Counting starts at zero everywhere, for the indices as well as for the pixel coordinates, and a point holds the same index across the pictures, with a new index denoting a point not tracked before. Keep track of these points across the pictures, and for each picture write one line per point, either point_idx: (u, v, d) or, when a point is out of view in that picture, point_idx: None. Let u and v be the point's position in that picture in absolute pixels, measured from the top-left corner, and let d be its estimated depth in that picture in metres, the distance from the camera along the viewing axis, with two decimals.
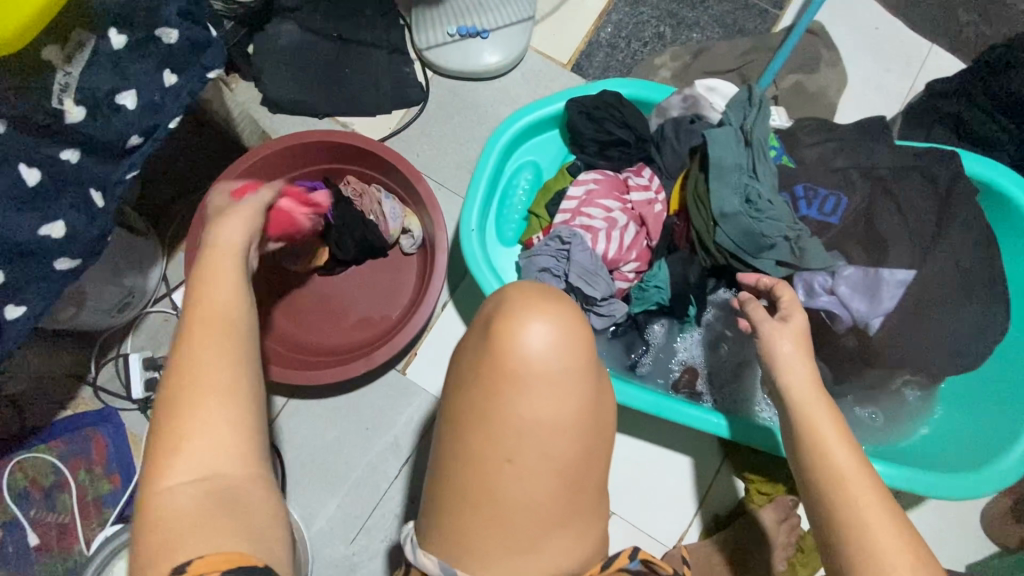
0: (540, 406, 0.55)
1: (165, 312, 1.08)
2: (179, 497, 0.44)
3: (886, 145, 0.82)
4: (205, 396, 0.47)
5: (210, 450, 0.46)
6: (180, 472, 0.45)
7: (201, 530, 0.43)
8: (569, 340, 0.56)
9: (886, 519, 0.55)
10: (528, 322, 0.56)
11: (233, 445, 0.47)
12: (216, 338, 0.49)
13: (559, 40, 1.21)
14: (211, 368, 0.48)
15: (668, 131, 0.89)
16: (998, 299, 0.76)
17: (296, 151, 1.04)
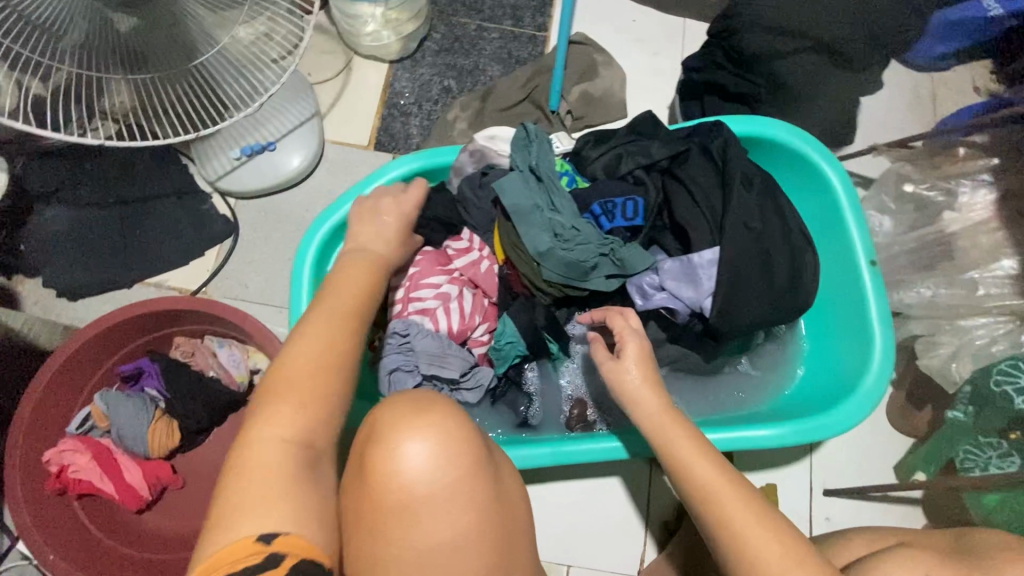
0: (433, 528, 0.54)
1: (17, 566, 0.94)
2: (270, 452, 0.53)
3: (658, 137, 0.86)
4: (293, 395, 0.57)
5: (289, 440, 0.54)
6: (268, 447, 0.54)
7: (267, 507, 0.50)
8: (445, 452, 0.55)
9: (751, 516, 0.59)
10: (401, 446, 0.54)
11: (303, 446, 0.55)
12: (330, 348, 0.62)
13: (353, 125, 1.20)
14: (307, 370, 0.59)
15: (466, 191, 0.89)
16: (799, 241, 0.79)
17: (103, 341, 0.93)
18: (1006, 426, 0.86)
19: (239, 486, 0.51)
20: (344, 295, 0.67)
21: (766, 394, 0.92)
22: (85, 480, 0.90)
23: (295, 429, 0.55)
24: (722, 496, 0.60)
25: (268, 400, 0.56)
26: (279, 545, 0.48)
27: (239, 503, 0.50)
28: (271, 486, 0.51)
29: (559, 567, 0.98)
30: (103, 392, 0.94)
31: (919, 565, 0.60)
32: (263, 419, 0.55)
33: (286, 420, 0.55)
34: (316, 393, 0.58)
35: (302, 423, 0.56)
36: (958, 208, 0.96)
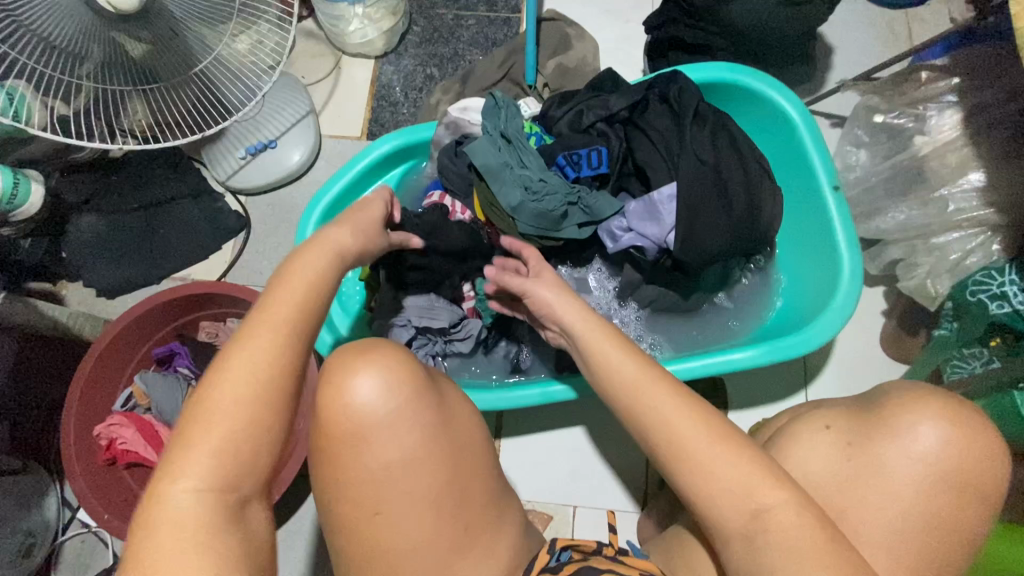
0: (384, 451, 0.60)
1: (79, 533, 1.05)
2: (182, 504, 0.47)
3: (617, 91, 0.91)
4: (217, 411, 0.50)
5: (212, 459, 0.49)
6: (188, 478, 0.48)
7: (193, 543, 0.46)
8: (390, 383, 0.61)
9: (679, 403, 0.61)
10: (349, 381, 0.61)
11: (231, 470, 0.49)
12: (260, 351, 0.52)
13: (346, 119, 1.29)
14: (240, 379, 0.51)
15: (444, 160, 0.96)
16: (756, 173, 0.84)
17: (138, 327, 1.04)
18: (985, 333, 0.88)
19: (160, 533, 0.46)
20: (287, 300, 0.56)
21: (748, 325, 0.96)
22: (132, 450, 1.01)
23: (213, 478, 0.48)
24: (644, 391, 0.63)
25: (178, 443, 0.49)
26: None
27: (151, 561, 0.45)
28: (191, 543, 0.46)
29: (566, 507, 1.05)
30: (142, 373, 1.06)
31: (823, 421, 0.70)
32: (170, 471, 0.48)
33: (209, 461, 0.48)
34: (239, 427, 0.49)
35: (219, 470, 0.49)
36: (928, 131, 0.97)
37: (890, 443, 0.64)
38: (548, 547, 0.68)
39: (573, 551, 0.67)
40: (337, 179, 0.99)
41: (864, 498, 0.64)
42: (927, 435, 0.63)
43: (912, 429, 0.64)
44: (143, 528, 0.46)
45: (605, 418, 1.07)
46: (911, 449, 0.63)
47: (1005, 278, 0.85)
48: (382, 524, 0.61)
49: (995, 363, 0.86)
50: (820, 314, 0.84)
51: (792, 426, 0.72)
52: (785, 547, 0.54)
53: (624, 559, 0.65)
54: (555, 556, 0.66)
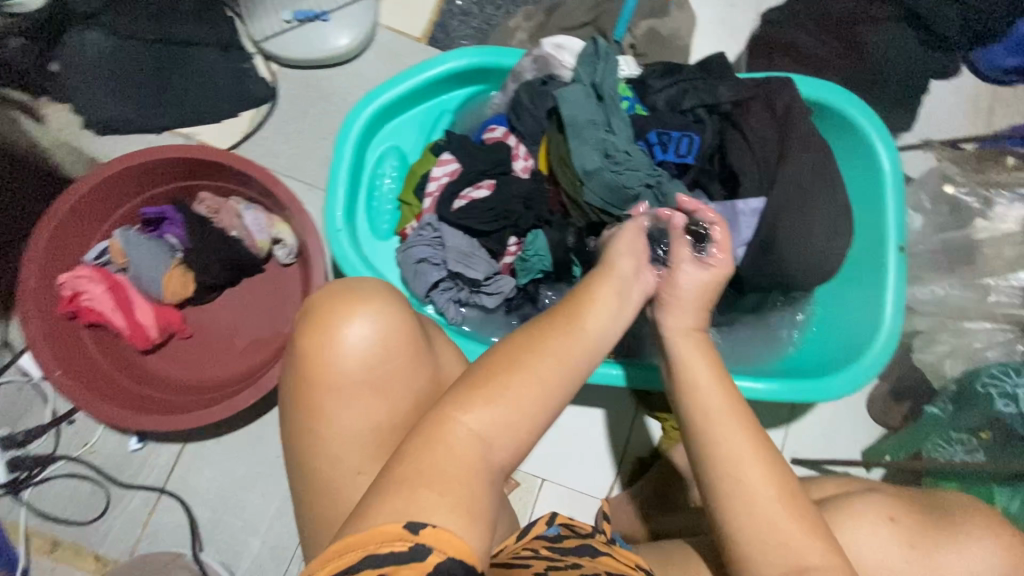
0: (364, 405, 0.60)
1: (17, 381, 0.96)
2: (461, 442, 0.51)
3: (726, 79, 0.84)
4: (523, 372, 0.55)
5: (502, 408, 0.53)
6: (476, 416, 0.52)
7: (456, 482, 0.49)
8: (382, 333, 0.60)
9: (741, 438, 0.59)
10: (342, 326, 0.59)
11: (510, 423, 0.53)
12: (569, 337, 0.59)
13: (409, 15, 1.15)
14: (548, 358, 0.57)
15: (522, 96, 0.87)
16: (840, 211, 0.80)
17: (132, 176, 0.92)
18: (980, 425, 0.92)
19: (428, 462, 0.50)
20: (594, 321, 0.61)
21: (763, 355, 0.94)
22: (96, 310, 0.91)
23: (497, 428, 0.53)
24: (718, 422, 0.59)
25: (467, 390, 0.54)
26: (428, 537, 0.44)
27: (429, 470, 0.49)
28: (451, 480, 0.49)
29: (534, 479, 1.05)
30: (123, 229, 0.94)
31: (887, 512, 0.66)
32: (467, 404, 0.53)
33: (482, 424, 0.52)
34: (532, 396, 0.55)
35: (493, 425, 0.53)
36: (990, 217, 0.97)
37: (949, 559, 0.63)
38: (546, 515, 0.66)
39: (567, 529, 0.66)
40: (398, 82, 0.87)
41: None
42: (978, 555, 0.63)
43: (960, 550, 0.63)
44: (428, 441, 0.51)
45: (596, 403, 1.07)
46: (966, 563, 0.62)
47: (1018, 379, 0.89)
48: (298, 480, 0.62)
49: (978, 453, 0.92)
50: (850, 365, 0.83)
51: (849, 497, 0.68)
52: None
53: (622, 552, 0.63)
54: (552, 527, 0.65)
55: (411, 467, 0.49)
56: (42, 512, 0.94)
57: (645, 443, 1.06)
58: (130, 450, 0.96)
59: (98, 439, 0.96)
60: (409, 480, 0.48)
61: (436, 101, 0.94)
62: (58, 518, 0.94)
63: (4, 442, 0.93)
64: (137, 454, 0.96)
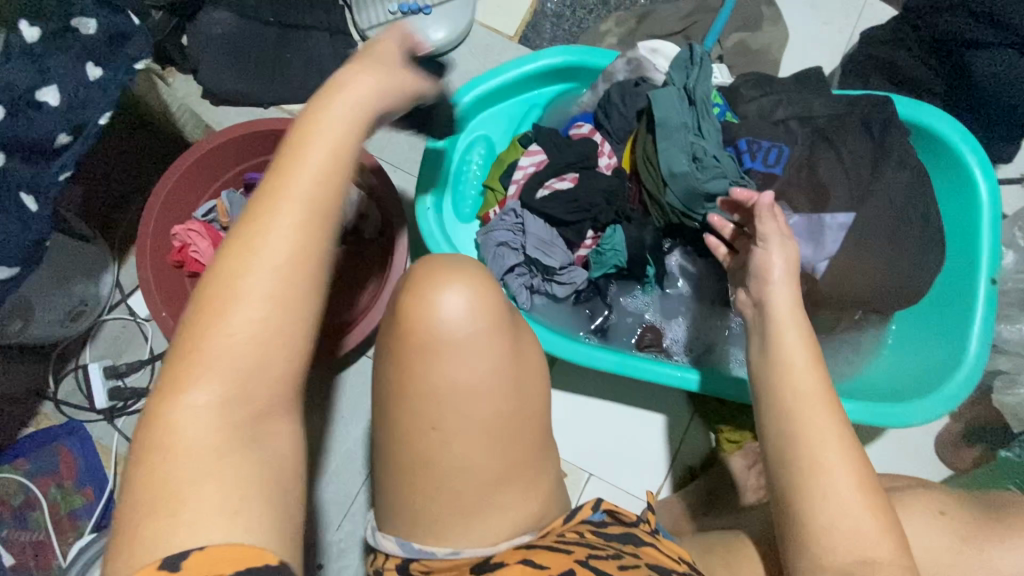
0: (453, 373, 0.53)
1: (123, 318, 1.06)
2: (189, 423, 0.39)
3: (824, 94, 0.84)
4: (224, 323, 0.40)
5: (218, 377, 0.40)
6: (197, 391, 0.40)
7: (200, 480, 0.38)
8: (477, 309, 0.54)
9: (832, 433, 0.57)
10: (435, 291, 0.54)
11: (235, 393, 0.41)
12: (276, 278, 0.41)
13: (504, 13, 1.20)
14: (253, 299, 0.41)
15: (613, 96, 0.89)
16: (933, 235, 0.78)
17: (242, 143, 1.01)
18: None
19: (165, 473, 0.38)
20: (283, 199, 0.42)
21: (833, 374, 0.92)
22: (199, 262, 1.00)
23: (228, 406, 0.40)
24: (812, 411, 0.58)
25: (183, 358, 0.41)
26: (194, 567, 0.35)
27: (174, 470, 0.38)
28: (207, 451, 0.39)
29: (581, 473, 1.06)
30: (230, 191, 1.03)
31: (938, 506, 0.66)
32: (187, 373, 0.40)
33: (236, 376, 0.41)
34: (241, 361, 0.40)
35: (231, 388, 0.40)
36: None
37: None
38: (590, 501, 0.64)
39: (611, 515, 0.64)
40: (495, 75, 0.92)
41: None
42: None
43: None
44: (153, 428, 0.39)
45: (650, 406, 1.07)
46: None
47: None
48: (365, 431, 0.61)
49: None
50: (931, 391, 0.81)
51: (899, 492, 0.68)
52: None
53: (664, 545, 0.61)
54: (597, 513, 0.63)
55: (156, 482, 0.38)
56: (131, 440, 1.03)
57: (696, 451, 1.06)
58: None
59: None
60: (149, 478, 0.38)
61: (526, 96, 0.98)
62: None
63: (107, 372, 1.03)
64: None
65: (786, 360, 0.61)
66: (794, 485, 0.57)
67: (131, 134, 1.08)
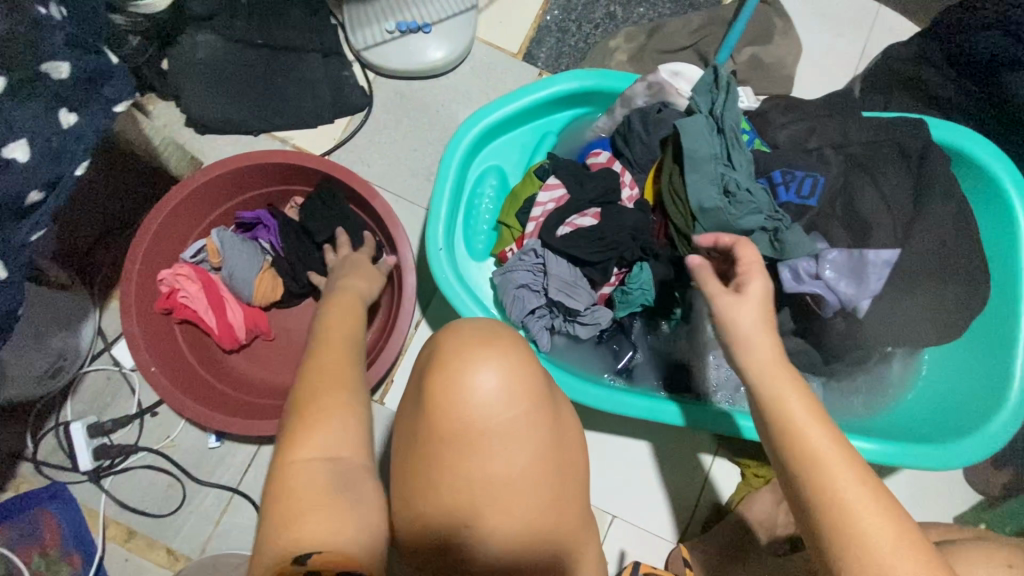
0: (493, 461, 0.50)
1: (106, 369, 0.97)
2: (315, 474, 0.48)
3: (856, 119, 0.80)
4: (328, 404, 0.52)
5: (329, 437, 0.50)
6: (307, 449, 0.49)
7: (320, 513, 0.45)
8: (513, 388, 0.50)
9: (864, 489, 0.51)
10: (467, 372, 0.50)
11: (349, 440, 0.51)
12: (347, 376, 0.55)
13: (506, 28, 1.14)
14: (333, 387, 0.53)
15: (635, 123, 0.84)
16: (978, 269, 0.74)
17: (233, 178, 0.93)
18: None
19: (289, 505, 0.46)
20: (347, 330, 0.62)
21: (866, 410, 0.89)
22: (190, 308, 0.93)
23: (337, 452, 0.50)
24: (832, 466, 0.52)
25: (295, 427, 0.50)
26: (318, 563, 0.43)
27: (300, 518, 0.45)
28: (320, 485, 0.47)
29: (604, 516, 1.00)
30: (220, 228, 0.95)
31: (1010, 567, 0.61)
32: (295, 441, 0.49)
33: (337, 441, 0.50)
34: (336, 432, 0.50)
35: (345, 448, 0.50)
36: None
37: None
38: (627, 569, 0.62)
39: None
40: (507, 102, 0.86)
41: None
42: None
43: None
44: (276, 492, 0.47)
45: (673, 442, 1.02)
46: None
47: None
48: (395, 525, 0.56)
49: None
50: (976, 430, 0.77)
51: (961, 551, 0.64)
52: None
53: None
54: None
55: (284, 511, 0.46)
56: (119, 501, 0.95)
57: (722, 487, 1.02)
58: (209, 447, 0.97)
59: (179, 433, 0.97)
60: (279, 529, 0.45)
61: (539, 122, 0.92)
62: (135, 509, 0.95)
63: (91, 430, 0.95)
64: (215, 451, 0.97)
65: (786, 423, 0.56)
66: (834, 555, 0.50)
67: (108, 168, 0.99)
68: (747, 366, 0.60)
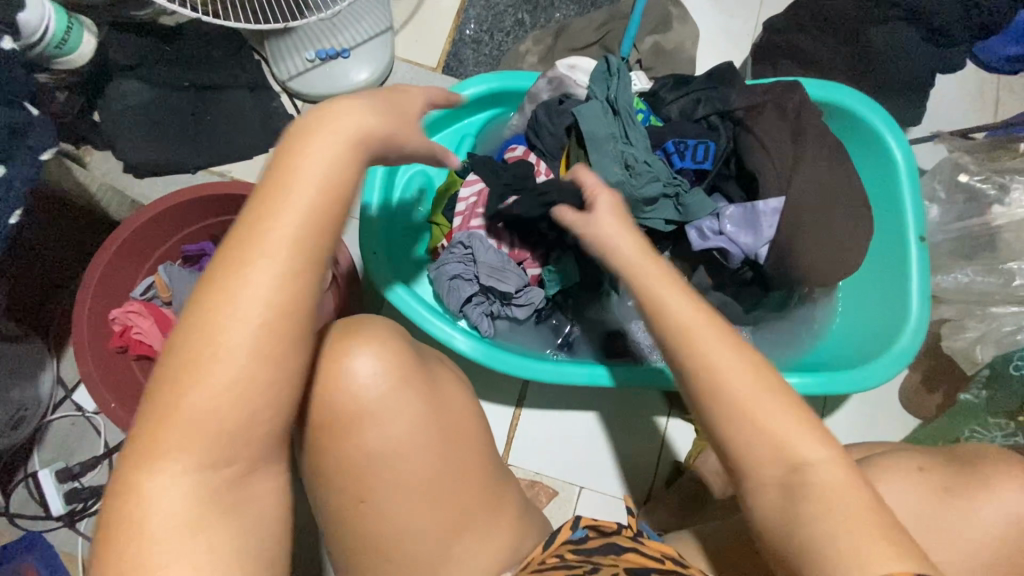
0: (374, 439, 0.59)
1: (70, 415, 1.00)
2: (159, 497, 0.41)
3: (738, 86, 0.87)
4: (198, 393, 0.41)
5: (182, 438, 0.42)
6: (175, 460, 0.42)
7: (189, 539, 0.41)
8: (387, 373, 0.60)
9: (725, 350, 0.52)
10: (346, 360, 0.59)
11: (225, 443, 0.43)
12: (249, 346, 0.42)
13: (423, 46, 1.21)
14: (228, 358, 0.41)
15: (541, 115, 0.90)
16: (859, 204, 0.83)
17: (174, 214, 0.97)
18: (1018, 407, 0.92)
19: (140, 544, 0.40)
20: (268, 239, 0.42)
21: (792, 351, 0.96)
22: (145, 343, 0.96)
23: (205, 459, 0.42)
24: (700, 335, 0.52)
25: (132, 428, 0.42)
26: None
27: (155, 549, 0.40)
28: (188, 512, 0.42)
29: (572, 487, 1.06)
30: (167, 265, 0.99)
31: (916, 463, 0.68)
32: (150, 450, 0.42)
33: (216, 424, 0.42)
34: (226, 418, 0.42)
35: (204, 454, 0.42)
36: (1007, 203, 0.98)
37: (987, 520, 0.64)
38: (570, 522, 0.70)
39: (592, 530, 0.69)
40: (421, 109, 0.92)
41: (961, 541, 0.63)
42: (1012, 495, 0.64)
43: (994, 500, 0.64)
44: (113, 520, 0.41)
45: (627, 409, 1.08)
46: (999, 505, 0.63)
47: None
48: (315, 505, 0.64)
49: (1017, 437, 0.91)
50: (883, 352, 0.84)
51: (874, 458, 0.70)
52: (827, 512, 0.48)
53: (648, 546, 0.68)
54: (577, 532, 0.69)
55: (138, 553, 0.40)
56: (96, 542, 0.97)
57: (680, 444, 1.08)
58: None
59: None
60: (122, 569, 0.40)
61: (457, 126, 0.99)
62: None
63: (60, 475, 0.97)
64: None
65: (703, 368, 0.52)
66: (707, 409, 0.52)
67: (51, 221, 1.03)
68: (627, 266, 0.58)
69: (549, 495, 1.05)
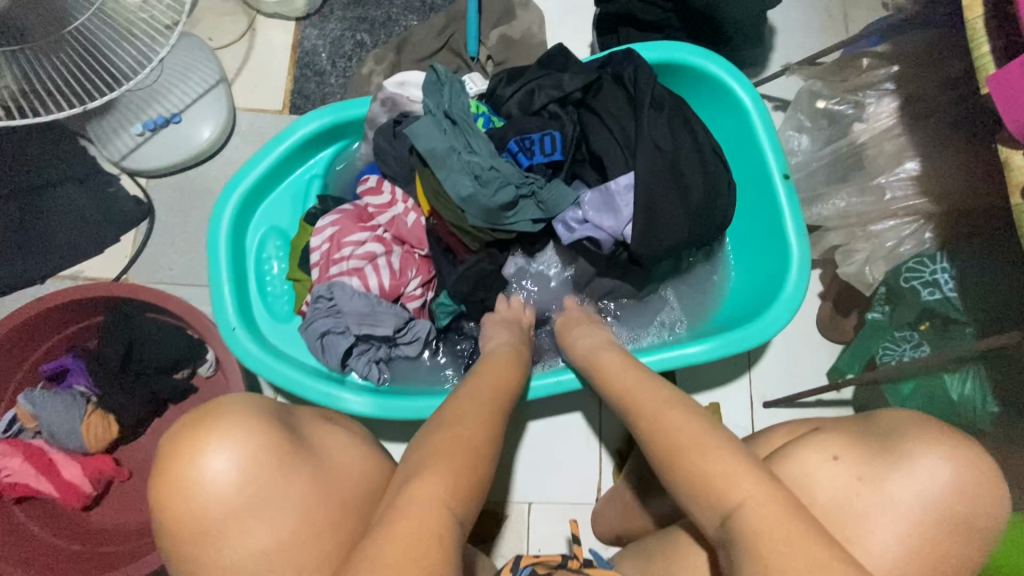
0: (254, 535, 0.55)
1: None
2: (424, 504, 0.49)
3: (569, 69, 0.84)
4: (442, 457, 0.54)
5: (454, 464, 0.54)
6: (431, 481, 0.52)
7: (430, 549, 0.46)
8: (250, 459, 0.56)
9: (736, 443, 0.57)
10: (206, 451, 0.55)
11: (462, 483, 0.53)
12: (474, 440, 0.58)
13: (264, 90, 1.14)
14: (467, 436, 0.58)
15: (380, 143, 0.86)
16: (712, 161, 0.81)
17: (18, 336, 0.89)
18: (916, 318, 0.93)
19: (404, 528, 0.47)
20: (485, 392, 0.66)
21: (699, 315, 0.94)
22: (20, 483, 0.87)
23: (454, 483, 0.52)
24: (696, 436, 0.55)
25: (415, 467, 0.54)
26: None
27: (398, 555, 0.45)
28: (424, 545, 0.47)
29: (522, 505, 1.02)
30: (26, 392, 0.90)
31: (829, 451, 0.64)
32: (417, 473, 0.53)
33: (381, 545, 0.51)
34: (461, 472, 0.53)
35: (452, 486, 0.52)
36: (865, 119, 0.97)
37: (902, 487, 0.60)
38: (511, 562, 0.66)
39: (536, 567, 0.65)
40: (254, 163, 0.86)
41: (863, 515, 0.59)
42: (931, 471, 0.58)
43: (918, 467, 0.59)
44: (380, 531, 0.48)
45: (559, 412, 1.05)
46: (917, 485, 0.58)
47: (936, 265, 0.90)
48: None
49: (924, 346, 0.91)
50: (774, 300, 0.83)
51: None
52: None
53: None
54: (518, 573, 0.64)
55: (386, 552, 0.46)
56: None
57: (619, 431, 1.05)
58: None
59: None
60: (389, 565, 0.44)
61: (302, 170, 0.92)
62: None
63: None
64: None
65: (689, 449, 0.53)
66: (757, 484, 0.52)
67: None
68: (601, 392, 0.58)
69: (499, 521, 1.01)
